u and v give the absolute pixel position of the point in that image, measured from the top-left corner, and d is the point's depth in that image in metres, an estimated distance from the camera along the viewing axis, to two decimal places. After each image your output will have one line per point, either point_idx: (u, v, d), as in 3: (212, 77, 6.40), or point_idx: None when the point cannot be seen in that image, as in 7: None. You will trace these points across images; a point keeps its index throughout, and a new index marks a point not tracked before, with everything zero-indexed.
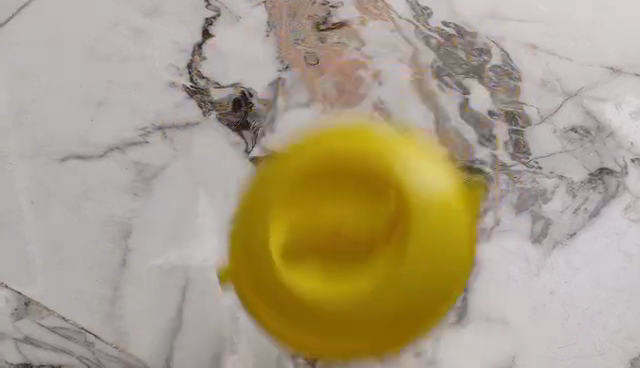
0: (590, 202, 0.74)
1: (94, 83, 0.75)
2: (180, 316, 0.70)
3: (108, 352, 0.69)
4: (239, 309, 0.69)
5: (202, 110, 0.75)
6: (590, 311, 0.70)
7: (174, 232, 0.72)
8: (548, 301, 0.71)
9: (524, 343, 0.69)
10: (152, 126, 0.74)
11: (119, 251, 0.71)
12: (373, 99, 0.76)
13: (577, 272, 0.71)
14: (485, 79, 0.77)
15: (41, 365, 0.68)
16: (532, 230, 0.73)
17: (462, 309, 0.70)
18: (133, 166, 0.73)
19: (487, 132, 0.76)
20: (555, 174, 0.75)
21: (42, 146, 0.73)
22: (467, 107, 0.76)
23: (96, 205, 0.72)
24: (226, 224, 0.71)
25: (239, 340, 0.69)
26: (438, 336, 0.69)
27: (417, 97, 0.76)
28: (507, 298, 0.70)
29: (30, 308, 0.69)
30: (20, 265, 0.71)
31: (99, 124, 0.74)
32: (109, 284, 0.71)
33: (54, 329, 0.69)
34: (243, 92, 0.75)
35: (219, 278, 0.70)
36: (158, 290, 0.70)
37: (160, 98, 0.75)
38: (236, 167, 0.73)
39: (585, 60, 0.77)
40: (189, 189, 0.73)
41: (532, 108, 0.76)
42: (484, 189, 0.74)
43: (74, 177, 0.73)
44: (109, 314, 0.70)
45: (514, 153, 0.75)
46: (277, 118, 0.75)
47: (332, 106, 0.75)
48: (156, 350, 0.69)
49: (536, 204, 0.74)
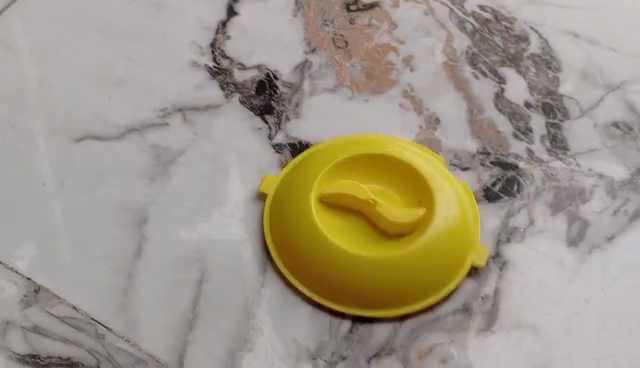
0: (631, 203, 0.71)
1: (118, 67, 0.77)
2: (195, 309, 0.63)
3: (120, 346, 0.61)
4: (254, 306, 0.64)
5: (225, 93, 0.76)
6: (628, 322, 0.65)
7: (192, 221, 0.68)
8: (583, 309, 0.65)
9: (555, 354, 0.63)
10: (172, 107, 0.75)
11: (135, 239, 0.66)
12: (405, 86, 0.79)
13: (614, 280, 0.67)
14: (522, 68, 0.81)
15: (49, 357, 0.59)
16: (568, 232, 0.69)
17: (490, 315, 0.65)
18: (151, 149, 0.72)
19: (522, 125, 0.76)
20: (595, 173, 0.73)
21: (61, 124, 0.72)
22: (505, 95, 0.79)
23: (111, 189, 0.69)
24: (248, 214, 0.69)
25: (260, 332, 0.62)
26: (462, 343, 0.63)
27: (452, 84, 0.79)
28: (537, 306, 0.65)
29: (40, 295, 0.62)
30: (32, 242, 0.65)
31: (116, 106, 0.74)
32: (123, 273, 0.64)
33: (64, 318, 0.61)
34: (267, 75, 0.78)
35: (235, 273, 0.65)
36: (173, 283, 0.64)
37: (185, 77, 0.77)
38: (260, 155, 0.72)
39: (609, 59, 0.82)
40: (209, 176, 0.71)
41: (571, 100, 0.79)
42: (516, 184, 0.72)
43: (90, 158, 0.70)
44: (122, 306, 0.63)
45: (551, 148, 0.75)
46: (303, 104, 0.76)
47: (373, 91, 0.78)
48: (171, 346, 0.61)
49: (573, 204, 0.71)
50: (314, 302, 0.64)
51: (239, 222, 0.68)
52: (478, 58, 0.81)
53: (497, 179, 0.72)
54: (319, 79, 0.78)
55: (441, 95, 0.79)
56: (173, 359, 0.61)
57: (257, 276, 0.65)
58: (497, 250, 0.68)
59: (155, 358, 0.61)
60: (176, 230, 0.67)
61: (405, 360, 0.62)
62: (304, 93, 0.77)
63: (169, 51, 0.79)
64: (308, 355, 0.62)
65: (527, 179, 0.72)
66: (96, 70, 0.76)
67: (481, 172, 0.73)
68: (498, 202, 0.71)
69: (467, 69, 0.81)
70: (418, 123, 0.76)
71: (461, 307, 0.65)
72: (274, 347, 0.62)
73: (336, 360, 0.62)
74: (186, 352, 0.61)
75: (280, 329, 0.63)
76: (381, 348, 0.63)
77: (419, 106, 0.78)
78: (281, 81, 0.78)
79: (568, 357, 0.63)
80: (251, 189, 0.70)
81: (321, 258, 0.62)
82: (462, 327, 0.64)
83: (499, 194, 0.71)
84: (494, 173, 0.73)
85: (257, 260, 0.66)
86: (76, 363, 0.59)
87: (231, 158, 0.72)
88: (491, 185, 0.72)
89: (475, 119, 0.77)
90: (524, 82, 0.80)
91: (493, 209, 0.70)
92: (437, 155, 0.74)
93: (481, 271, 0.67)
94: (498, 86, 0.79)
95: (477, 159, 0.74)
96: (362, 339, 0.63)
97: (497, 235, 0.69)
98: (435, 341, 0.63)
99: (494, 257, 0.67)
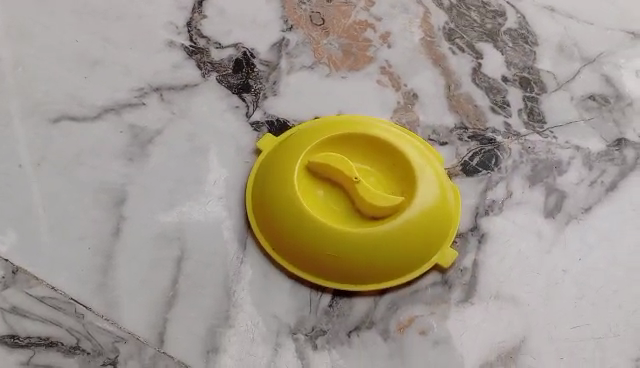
0: (607, 175, 0.73)
1: (94, 48, 0.77)
2: (174, 287, 0.63)
3: (100, 325, 0.61)
4: (235, 283, 0.64)
5: (202, 72, 0.76)
6: (605, 291, 0.66)
7: (171, 200, 0.68)
8: (561, 279, 0.66)
9: (534, 324, 0.64)
10: (149, 87, 0.75)
11: (113, 218, 0.66)
12: (383, 63, 0.79)
13: (591, 249, 0.68)
14: (500, 42, 0.82)
15: (29, 337, 0.59)
16: (546, 204, 0.71)
17: (469, 287, 0.65)
18: (128, 129, 0.72)
19: (500, 99, 0.77)
20: (571, 145, 0.75)
21: (37, 106, 0.72)
22: (483, 70, 0.80)
23: (88, 170, 0.69)
24: (228, 192, 0.69)
25: (239, 309, 0.63)
26: (441, 315, 0.64)
27: (429, 61, 0.80)
28: (517, 277, 0.66)
29: (18, 276, 0.62)
30: (8, 224, 0.65)
31: (94, 88, 0.74)
32: (101, 253, 0.64)
33: (42, 299, 0.61)
34: (244, 53, 0.78)
35: (214, 250, 0.65)
36: (153, 262, 0.64)
37: (162, 57, 0.77)
38: (238, 134, 0.73)
39: (583, 33, 0.85)
40: (188, 155, 0.71)
41: (548, 74, 0.80)
42: (494, 158, 0.73)
43: (67, 139, 0.70)
44: (100, 285, 0.62)
45: (528, 120, 0.76)
46: (280, 83, 0.76)
47: (351, 68, 0.79)
48: (150, 323, 0.61)
49: (550, 176, 0.72)
50: (294, 277, 0.65)
51: (218, 200, 0.68)
52: (455, 33, 0.82)
53: (474, 153, 0.73)
54: (296, 56, 0.79)
55: (418, 71, 0.79)
56: (154, 337, 0.61)
57: (237, 253, 0.66)
58: (475, 223, 0.69)
59: (135, 336, 0.60)
60: (156, 209, 0.67)
61: (385, 334, 0.63)
62: (281, 71, 0.77)
63: (145, 32, 0.79)
64: (288, 331, 0.62)
65: (505, 153, 0.73)
66: (72, 51, 0.76)
67: (459, 146, 0.74)
68: (477, 176, 0.72)
69: (445, 46, 0.81)
70: (396, 99, 0.77)
71: (441, 280, 0.65)
72: (255, 323, 0.62)
73: (316, 334, 0.62)
74: (166, 330, 0.61)
75: (260, 304, 0.63)
76: (361, 322, 0.63)
77: (397, 83, 0.78)
78: (258, 60, 0.78)
79: (547, 328, 0.63)
80: (230, 167, 0.71)
81: (300, 235, 0.62)
82: (441, 299, 0.64)
83: (477, 169, 0.72)
84: (472, 147, 0.74)
85: (238, 236, 0.67)
86: (55, 343, 0.59)
87: (209, 138, 0.72)
88: (469, 159, 0.73)
89: (452, 94, 0.77)
90: (501, 56, 0.81)
91: (471, 183, 0.71)
92: (414, 131, 0.74)
93: (460, 244, 0.67)
94: (475, 61, 0.80)
95: (455, 134, 0.74)
96: (343, 314, 0.63)
97: (475, 208, 0.70)
98: (415, 314, 0.64)
99: (472, 230, 0.68)
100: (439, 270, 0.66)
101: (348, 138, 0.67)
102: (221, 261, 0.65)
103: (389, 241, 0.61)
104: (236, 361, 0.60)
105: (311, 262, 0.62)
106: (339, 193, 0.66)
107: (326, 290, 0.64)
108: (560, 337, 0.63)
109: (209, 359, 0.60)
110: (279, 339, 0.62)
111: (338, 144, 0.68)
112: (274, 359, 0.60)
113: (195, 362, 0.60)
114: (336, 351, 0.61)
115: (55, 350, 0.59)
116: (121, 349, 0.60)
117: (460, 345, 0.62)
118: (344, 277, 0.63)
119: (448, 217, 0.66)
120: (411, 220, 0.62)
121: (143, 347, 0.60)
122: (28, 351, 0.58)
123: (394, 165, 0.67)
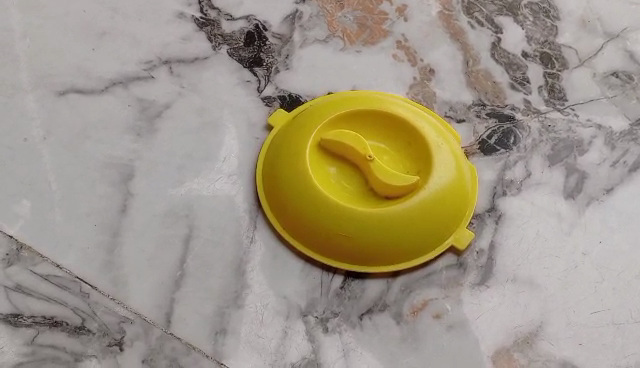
0: (630, 155, 0.71)
1: (102, 18, 0.75)
2: (182, 266, 0.61)
3: (106, 304, 0.59)
4: (244, 262, 0.62)
5: (213, 45, 0.74)
6: (626, 275, 0.64)
7: (180, 176, 0.66)
8: (581, 262, 0.64)
9: (552, 309, 0.62)
10: (158, 60, 0.73)
11: (120, 194, 0.64)
12: (399, 37, 0.77)
13: (612, 232, 0.66)
14: (520, 17, 0.79)
15: (32, 316, 0.57)
16: (566, 184, 0.68)
17: (486, 269, 0.63)
18: (137, 103, 0.70)
19: (519, 76, 0.75)
20: (593, 124, 0.73)
21: (44, 78, 0.70)
22: (503, 45, 0.77)
23: (95, 144, 0.67)
24: (239, 169, 0.67)
25: (248, 289, 0.61)
26: (456, 298, 0.62)
27: (446, 35, 0.77)
28: (535, 259, 0.64)
29: (22, 254, 0.60)
30: (12, 199, 0.63)
31: (101, 60, 0.72)
32: (107, 229, 0.62)
33: (47, 277, 0.59)
34: (256, 26, 0.76)
35: (224, 228, 0.64)
36: (160, 241, 0.62)
37: (172, 29, 0.75)
38: (249, 110, 0.71)
39: (605, 8, 0.82)
40: (198, 131, 0.69)
41: (569, 50, 0.78)
42: (512, 136, 0.71)
43: (73, 112, 0.68)
44: (106, 263, 0.61)
45: (549, 98, 0.74)
46: (293, 56, 0.74)
47: (366, 42, 0.76)
48: (157, 303, 0.59)
49: (570, 156, 0.70)
50: (305, 257, 0.63)
51: (228, 177, 0.67)
52: (474, 7, 0.79)
53: (492, 131, 0.71)
54: (310, 29, 0.76)
55: (435, 46, 0.77)
56: (160, 318, 0.59)
57: (247, 231, 0.64)
58: (492, 204, 0.67)
59: (141, 316, 0.59)
60: (163, 186, 0.65)
61: (398, 317, 0.61)
62: (294, 44, 0.75)
63: (154, 3, 0.76)
64: (298, 312, 0.60)
65: (524, 131, 0.71)
66: (79, 21, 0.74)
67: (477, 124, 0.72)
68: (495, 155, 0.70)
69: (463, 19, 0.79)
70: (412, 74, 0.75)
71: (456, 262, 0.64)
72: (264, 304, 0.60)
73: (327, 317, 0.60)
74: (173, 311, 0.59)
75: (270, 285, 0.61)
76: (374, 304, 0.61)
77: (413, 58, 0.76)
78: (271, 33, 0.75)
79: (566, 312, 0.62)
80: (241, 143, 0.69)
81: (310, 214, 0.60)
82: (456, 281, 0.63)
83: (495, 147, 0.70)
84: (490, 125, 0.72)
85: (248, 214, 0.65)
86: (60, 322, 0.57)
87: (219, 113, 0.70)
88: (487, 137, 0.71)
89: (470, 69, 0.75)
90: (521, 31, 0.78)
91: (488, 162, 0.69)
92: (431, 108, 0.72)
93: (476, 225, 0.65)
94: (494, 35, 0.78)
95: (473, 111, 0.72)
96: (355, 296, 0.62)
97: (492, 188, 0.68)
98: (430, 297, 0.62)
99: (489, 211, 0.66)
100: (455, 251, 0.64)
101: (363, 116, 0.65)
102: (231, 240, 0.63)
103: (403, 223, 0.59)
104: (244, 344, 0.59)
105: (323, 242, 0.61)
106: (351, 172, 0.64)
107: (338, 272, 0.62)
108: (579, 322, 0.61)
109: (216, 340, 0.58)
110: (289, 321, 0.60)
111: (353, 122, 0.66)
112: (284, 342, 0.59)
113: (202, 343, 0.58)
114: (348, 335, 0.60)
115: (59, 330, 0.57)
116: (127, 330, 0.58)
117: (476, 329, 0.60)
118: (357, 258, 0.61)
119: (464, 198, 0.64)
120: (426, 202, 0.60)
121: (149, 328, 0.58)
122: (31, 331, 0.57)
123: (409, 144, 0.65)
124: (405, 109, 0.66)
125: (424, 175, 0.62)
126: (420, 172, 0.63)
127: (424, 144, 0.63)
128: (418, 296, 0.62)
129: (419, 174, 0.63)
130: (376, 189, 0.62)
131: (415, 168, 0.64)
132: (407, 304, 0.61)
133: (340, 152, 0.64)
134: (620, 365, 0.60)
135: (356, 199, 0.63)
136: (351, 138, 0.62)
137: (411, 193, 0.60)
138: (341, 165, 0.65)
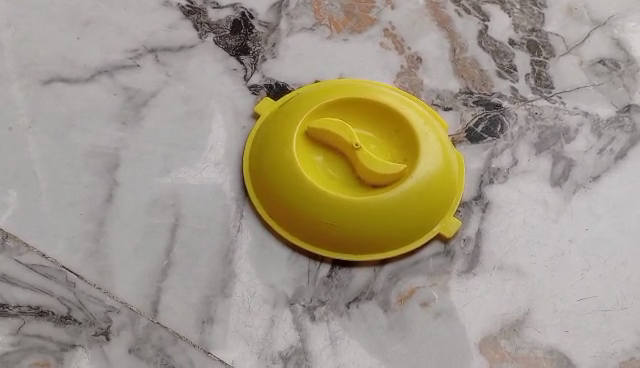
0: (616, 143, 0.71)
1: (87, 7, 0.74)
2: (168, 255, 0.61)
3: (93, 294, 0.58)
4: (231, 251, 0.62)
5: (199, 33, 0.74)
6: (613, 262, 0.64)
7: (166, 166, 0.66)
8: (567, 249, 0.64)
9: (539, 297, 0.62)
10: (144, 48, 0.72)
11: (106, 183, 0.64)
12: (385, 25, 0.77)
13: (599, 219, 0.66)
14: (507, 5, 0.79)
15: (18, 306, 0.56)
16: (553, 172, 0.68)
17: (473, 257, 0.63)
18: (122, 92, 0.69)
19: (506, 63, 0.75)
20: (580, 111, 0.73)
21: (29, 67, 0.70)
22: (490, 33, 0.77)
23: (80, 134, 0.67)
24: (226, 157, 0.67)
25: (235, 279, 0.61)
26: (443, 286, 0.62)
27: (433, 23, 0.77)
28: (521, 246, 0.64)
29: (7, 243, 0.59)
30: None
31: (86, 48, 0.71)
32: (93, 219, 0.62)
33: (32, 267, 0.58)
34: (243, 14, 0.75)
35: (210, 218, 0.64)
36: (146, 230, 0.62)
37: (157, 17, 0.74)
38: (235, 98, 0.70)
39: None
40: (184, 120, 0.69)
41: (556, 38, 0.78)
42: (499, 124, 0.71)
43: (59, 101, 0.68)
44: (92, 253, 0.61)
45: (535, 86, 0.74)
46: (279, 45, 0.74)
47: (353, 30, 0.76)
48: (143, 293, 0.59)
49: (557, 144, 0.70)
50: (292, 246, 0.63)
51: (215, 166, 0.66)
52: None
53: (480, 119, 0.71)
54: (296, 18, 0.76)
55: (421, 34, 0.76)
56: (147, 307, 0.59)
57: (234, 220, 0.64)
58: (479, 192, 0.67)
59: (128, 306, 0.58)
60: (149, 175, 0.65)
61: (386, 305, 0.61)
62: (281, 33, 0.75)
63: None
64: (285, 301, 0.60)
65: (511, 119, 0.71)
66: (65, 10, 0.74)
67: (464, 112, 0.72)
68: (481, 143, 0.70)
69: (451, 7, 0.78)
70: (399, 63, 0.74)
71: (443, 250, 0.64)
72: (251, 293, 0.60)
73: (314, 305, 0.60)
74: (160, 300, 0.59)
75: (257, 274, 0.61)
76: (361, 293, 0.61)
77: (400, 46, 0.75)
78: (257, 21, 0.75)
79: (552, 300, 0.62)
80: (228, 132, 0.69)
81: (297, 203, 0.60)
82: (443, 270, 0.63)
83: (482, 135, 0.70)
84: (477, 113, 0.72)
85: (235, 203, 0.65)
86: (46, 312, 0.56)
87: (205, 101, 0.70)
88: (474, 125, 0.71)
89: (457, 57, 0.75)
90: (508, 19, 0.78)
91: (475, 150, 0.69)
92: (418, 96, 0.72)
93: (463, 213, 0.65)
94: (481, 23, 0.77)
95: (460, 99, 0.72)
96: (342, 284, 0.62)
97: (479, 177, 0.68)
98: (417, 285, 0.62)
99: (476, 199, 0.66)
100: (442, 239, 0.64)
101: (350, 104, 0.65)
102: (218, 228, 0.63)
103: (390, 211, 0.59)
104: (231, 333, 0.58)
105: (310, 231, 0.60)
106: (338, 160, 0.64)
107: (325, 260, 0.62)
108: (566, 310, 0.61)
109: (203, 329, 0.58)
110: (276, 310, 0.60)
111: (340, 111, 0.65)
112: (271, 331, 0.59)
113: (189, 333, 0.58)
114: (335, 323, 0.60)
115: (45, 319, 0.56)
116: (114, 319, 0.57)
117: (463, 316, 0.60)
118: (345, 247, 0.61)
119: (451, 185, 0.64)
120: (413, 190, 0.60)
121: (136, 317, 0.58)
122: (17, 321, 0.56)
123: (395, 132, 0.65)
124: (391, 96, 0.66)
125: (411, 163, 0.62)
126: (407, 160, 0.63)
127: (410, 132, 0.63)
128: (405, 284, 0.62)
129: (406, 162, 0.63)
130: (364, 177, 0.62)
131: (402, 155, 0.64)
132: (393, 293, 0.61)
133: (327, 141, 0.64)
134: (607, 352, 0.60)
135: (344, 187, 0.63)
136: (338, 125, 0.62)
137: (398, 181, 0.60)
138: (328, 153, 0.65)
